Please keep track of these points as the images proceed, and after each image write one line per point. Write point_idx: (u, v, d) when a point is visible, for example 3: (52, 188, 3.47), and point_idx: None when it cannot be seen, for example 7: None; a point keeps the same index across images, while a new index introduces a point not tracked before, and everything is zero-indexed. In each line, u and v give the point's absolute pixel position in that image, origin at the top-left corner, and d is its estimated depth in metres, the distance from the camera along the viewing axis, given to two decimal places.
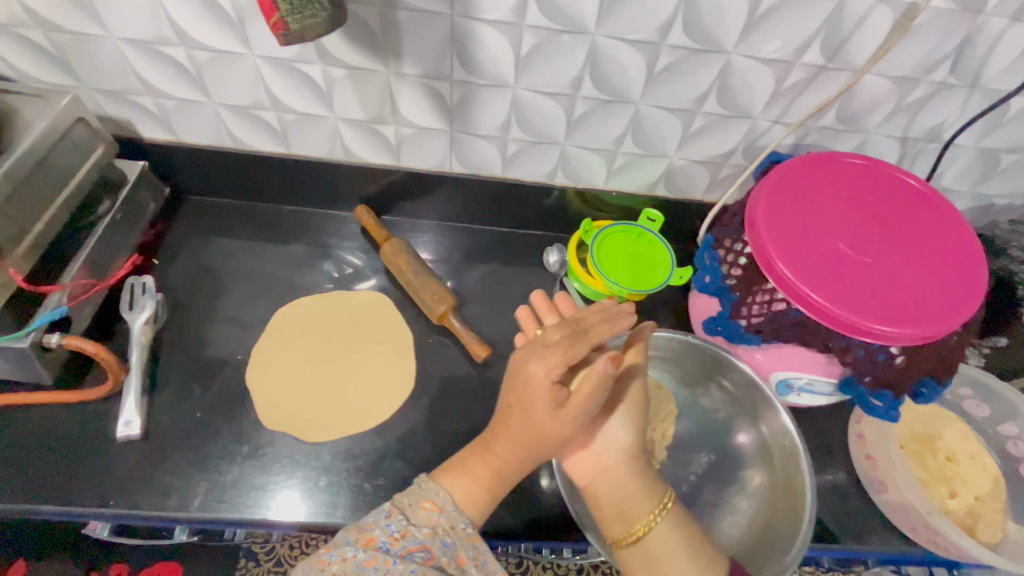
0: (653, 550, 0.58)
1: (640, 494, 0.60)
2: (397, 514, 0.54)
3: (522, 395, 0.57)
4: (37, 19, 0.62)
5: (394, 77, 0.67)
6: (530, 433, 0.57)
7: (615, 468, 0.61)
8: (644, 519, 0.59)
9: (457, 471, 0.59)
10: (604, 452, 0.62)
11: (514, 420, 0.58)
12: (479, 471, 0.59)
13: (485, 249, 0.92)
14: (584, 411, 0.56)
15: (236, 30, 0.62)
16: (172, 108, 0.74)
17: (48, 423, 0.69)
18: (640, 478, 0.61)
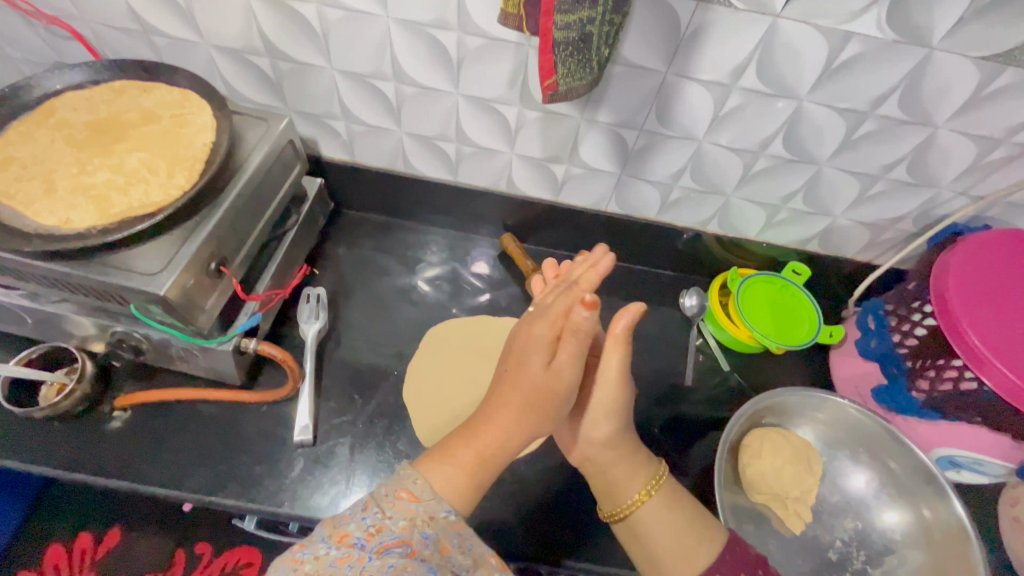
0: (640, 525, 0.57)
1: (631, 471, 0.60)
2: (373, 507, 0.45)
3: (522, 367, 0.54)
4: (270, 48, 0.67)
5: (585, 123, 0.70)
6: (528, 392, 0.53)
7: (611, 450, 0.60)
8: (635, 494, 0.58)
9: (439, 460, 0.51)
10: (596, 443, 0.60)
11: (508, 407, 0.54)
12: (465, 462, 0.51)
13: (620, 286, 0.94)
14: (576, 360, 0.52)
15: (450, 70, 0.66)
16: (359, 133, 0.78)
17: (227, 419, 0.73)
18: (632, 459, 0.60)
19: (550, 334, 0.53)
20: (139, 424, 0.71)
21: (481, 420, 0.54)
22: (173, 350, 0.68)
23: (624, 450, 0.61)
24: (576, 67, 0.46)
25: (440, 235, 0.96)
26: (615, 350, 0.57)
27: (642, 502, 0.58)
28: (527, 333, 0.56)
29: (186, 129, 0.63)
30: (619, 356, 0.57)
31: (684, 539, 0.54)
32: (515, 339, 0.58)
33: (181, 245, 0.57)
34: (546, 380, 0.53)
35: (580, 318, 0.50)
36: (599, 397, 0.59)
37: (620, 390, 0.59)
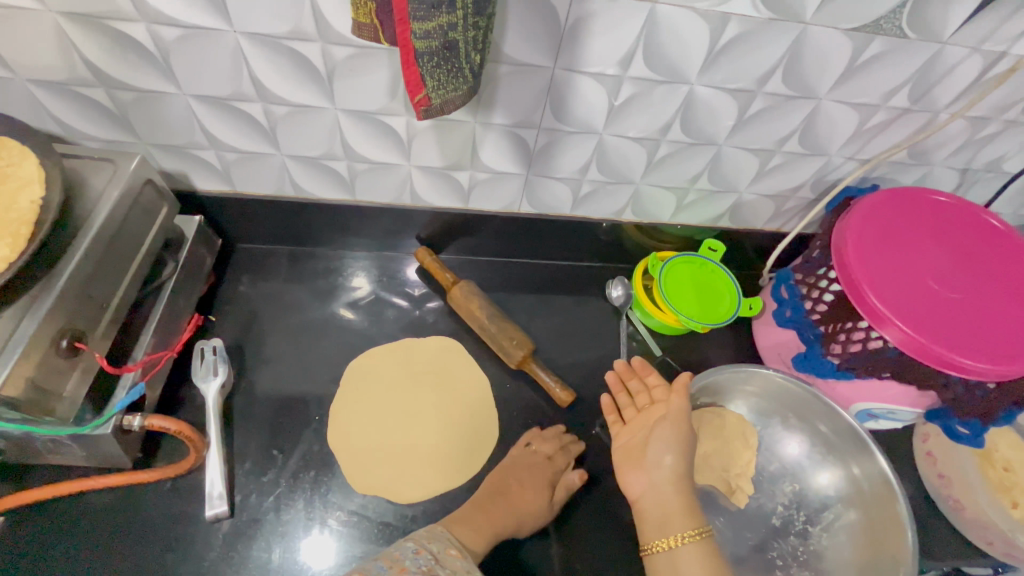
0: (676, 565, 0.58)
1: (681, 513, 0.61)
2: (424, 553, 0.55)
3: (520, 467, 0.70)
4: (101, 77, 0.58)
5: (480, 127, 0.65)
6: (531, 483, 0.68)
7: (665, 487, 0.62)
8: (678, 533, 0.59)
9: (462, 520, 0.64)
10: (659, 477, 0.62)
11: (522, 481, 0.69)
12: (481, 523, 0.64)
13: (547, 284, 0.91)
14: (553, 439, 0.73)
15: (322, 85, 0.59)
16: (234, 161, 0.70)
17: (126, 505, 0.64)
18: (686, 509, 0.61)
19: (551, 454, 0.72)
20: (13, 533, 0.61)
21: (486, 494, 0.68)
22: (38, 444, 0.58)
23: (679, 494, 0.62)
24: (447, 79, 0.42)
25: (349, 256, 0.88)
26: (678, 398, 0.66)
27: (680, 543, 0.59)
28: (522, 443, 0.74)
29: (4, 182, 0.52)
30: (676, 406, 0.65)
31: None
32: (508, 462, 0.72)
33: (19, 327, 0.48)
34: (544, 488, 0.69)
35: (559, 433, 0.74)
36: (662, 451, 0.63)
37: (677, 456, 0.63)
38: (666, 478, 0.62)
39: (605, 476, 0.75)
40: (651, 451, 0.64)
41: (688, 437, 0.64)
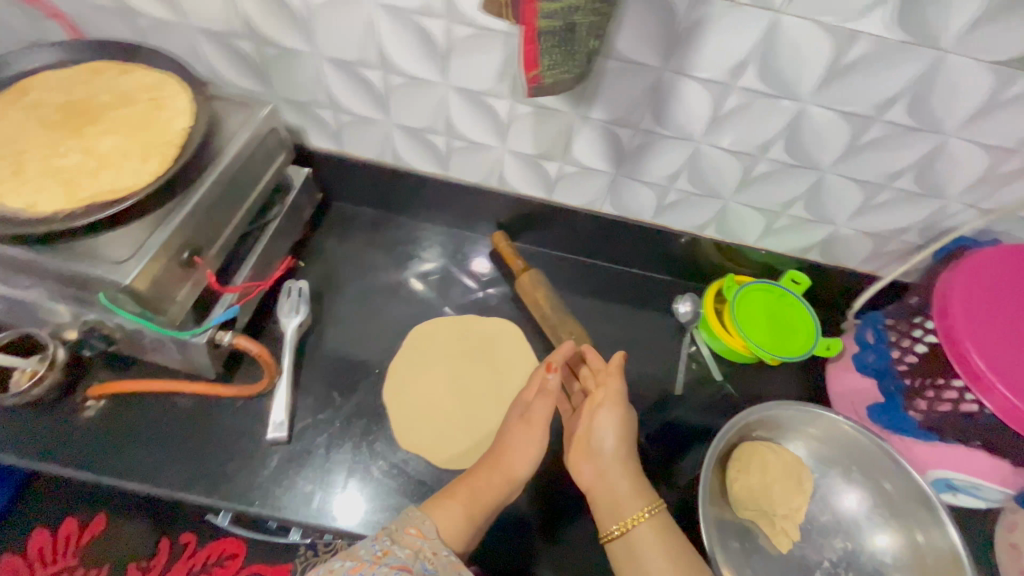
0: (634, 545, 0.59)
1: (633, 491, 0.63)
2: (382, 536, 0.52)
3: (514, 438, 0.66)
4: (254, 33, 0.65)
5: (579, 119, 0.67)
6: (517, 454, 0.65)
7: (612, 466, 0.65)
8: (632, 514, 0.61)
9: (442, 502, 0.60)
10: (602, 459, 0.66)
11: (514, 450, 0.65)
12: (461, 504, 0.60)
13: (614, 289, 0.91)
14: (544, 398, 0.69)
15: (439, 62, 0.63)
16: (348, 123, 0.76)
17: (203, 412, 0.71)
18: (636, 487, 0.64)
19: (540, 421, 0.66)
20: (112, 416, 0.70)
21: (474, 470, 0.64)
22: (146, 341, 0.66)
23: (624, 472, 0.65)
24: (563, 59, 0.44)
25: (430, 230, 0.93)
26: (612, 380, 0.69)
27: (636, 522, 0.60)
28: (516, 403, 0.71)
29: (162, 113, 0.61)
30: (610, 387, 0.68)
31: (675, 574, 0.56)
32: (503, 429, 0.69)
33: (156, 233, 0.56)
34: (531, 458, 0.65)
35: (553, 381, 0.69)
36: (604, 432, 0.66)
37: (615, 437, 0.66)
38: (609, 456, 0.66)
39: None
40: (598, 434, 0.67)
41: (625, 418, 0.67)
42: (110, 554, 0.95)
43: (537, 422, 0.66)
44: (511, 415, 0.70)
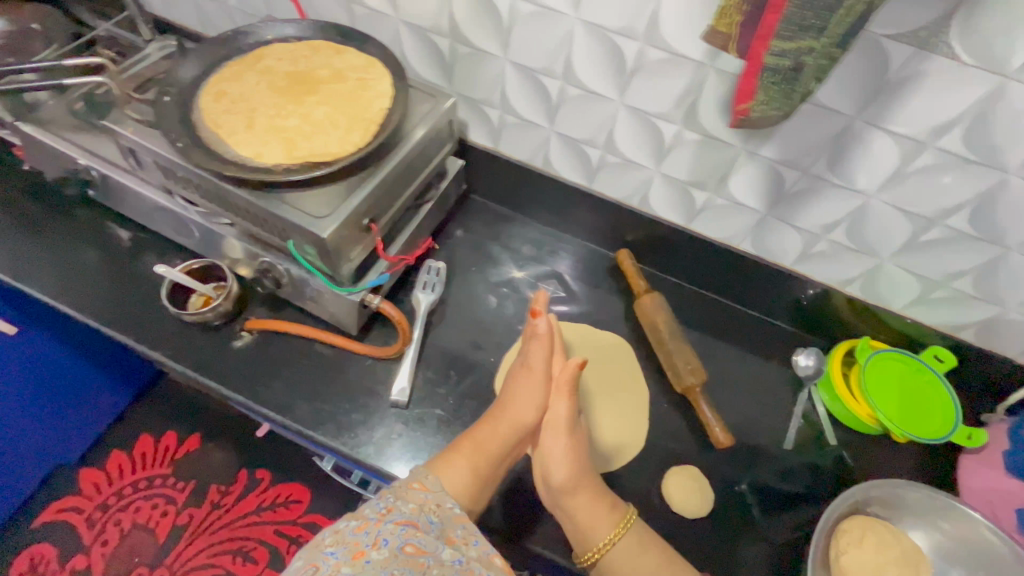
0: (618, 568, 0.62)
1: (600, 514, 0.64)
2: (386, 496, 0.52)
3: (517, 391, 0.70)
4: (454, 31, 0.71)
5: (745, 155, 0.67)
6: (516, 407, 0.68)
7: (579, 493, 0.65)
8: (606, 535, 0.63)
9: (448, 454, 0.63)
10: (558, 425, 0.69)
11: (517, 399, 0.69)
12: (467, 459, 0.62)
13: (731, 328, 0.89)
14: (546, 349, 0.71)
15: (621, 81, 0.66)
16: (510, 124, 0.81)
17: (336, 364, 0.78)
18: (603, 504, 0.65)
19: (539, 368, 0.71)
20: (261, 349, 0.79)
21: (476, 425, 0.67)
22: (307, 290, 0.73)
23: (589, 491, 0.66)
24: (779, 97, 0.45)
25: (556, 237, 0.96)
26: (559, 400, 0.70)
27: (616, 541, 0.63)
28: (514, 364, 0.74)
29: (368, 92, 0.68)
30: (562, 408, 0.69)
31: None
32: (506, 380, 0.73)
33: (349, 197, 0.62)
34: (534, 407, 0.69)
35: (542, 325, 0.72)
36: (557, 403, 0.69)
37: (568, 402, 0.69)
38: (566, 421, 0.69)
39: (739, 536, 0.70)
40: (556, 463, 0.66)
41: (569, 429, 0.69)
42: (195, 473, 1.41)
43: (535, 367, 0.71)
44: (511, 370, 0.73)
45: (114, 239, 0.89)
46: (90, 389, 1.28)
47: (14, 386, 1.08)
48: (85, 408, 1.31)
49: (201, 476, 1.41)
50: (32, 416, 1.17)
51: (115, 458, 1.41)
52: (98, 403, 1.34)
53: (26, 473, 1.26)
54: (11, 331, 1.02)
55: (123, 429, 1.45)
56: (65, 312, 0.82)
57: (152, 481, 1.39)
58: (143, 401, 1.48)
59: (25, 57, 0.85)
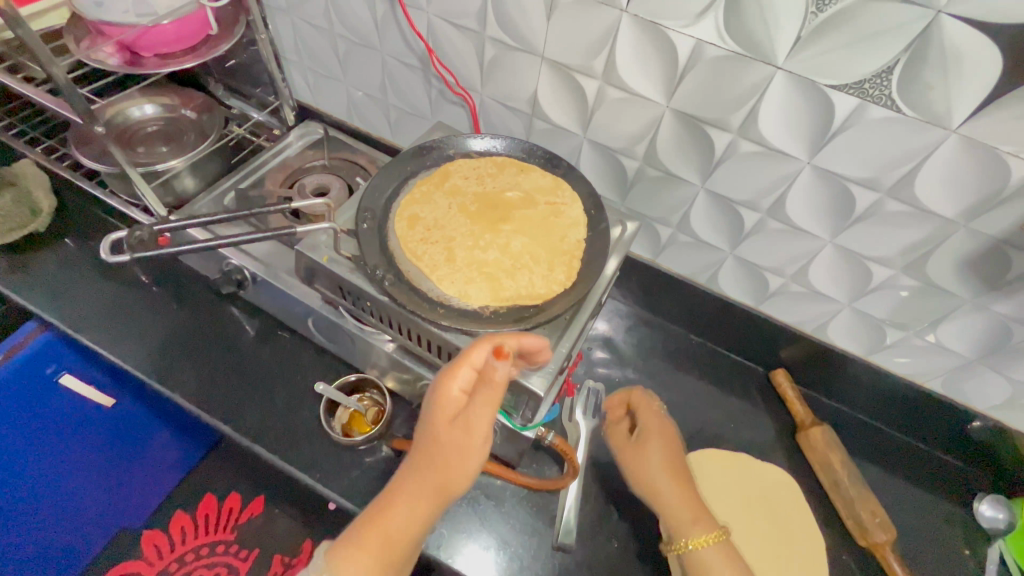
0: (700, 568, 0.58)
1: (697, 518, 0.61)
2: None
3: (442, 451, 0.46)
4: (649, 156, 0.67)
5: (971, 306, 0.62)
6: (442, 478, 0.46)
7: (669, 492, 0.63)
8: (699, 537, 0.59)
9: (350, 551, 0.45)
10: (654, 447, 0.66)
11: (444, 463, 0.46)
12: (368, 552, 0.45)
13: (902, 463, 0.81)
14: (654, 421, 0.70)
15: (839, 224, 0.62)
16: (681, 242, 0.76)
17: (491, 493, 0.73)
18: (688, 502, 0.62)
19: (479, 426, 0.45)
20: None
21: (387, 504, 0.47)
22: None
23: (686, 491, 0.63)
24: None
25: (699, 346, 0.90)
26: (655, 420, 0.70)
27: (701, 546, 0.59)
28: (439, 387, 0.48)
29: (560, 220, 0.64)
30: (653, 425, 0.69)
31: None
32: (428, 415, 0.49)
33: (555, 343, 0.59)
34: (471, 475, 0.46)
35: (502, 373, 0.46)
36: (647, 416, 0.70)
37: (659, 420, 0.70)
38: (655, 424, 0.69)
39: None
40: (639, 480, 0.66)
41: (647, 444, 0.67)
42: (260, 540, 1.26)
43: (477, 431, 0.45)
44: (437, 413, 0.46)
45: (248, 330, 0.86)
46: (167, 459, 1.20)
47: (100, 463, 1.03)
48: (158, 477, 1.21)
49: (266, 544, 1.26)
50: (107, 489, 1.09)
51: (178, 518, 1.28)
52: (171, 469, 1.24)
53: (94, 546, 1.16)
54: (107, 403, 0.97)
55: (189, 489, 1.32)
56: (202, 416, 0.78)
57: (216, 547, 1.25)
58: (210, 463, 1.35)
59: (177, 145, 0.83)
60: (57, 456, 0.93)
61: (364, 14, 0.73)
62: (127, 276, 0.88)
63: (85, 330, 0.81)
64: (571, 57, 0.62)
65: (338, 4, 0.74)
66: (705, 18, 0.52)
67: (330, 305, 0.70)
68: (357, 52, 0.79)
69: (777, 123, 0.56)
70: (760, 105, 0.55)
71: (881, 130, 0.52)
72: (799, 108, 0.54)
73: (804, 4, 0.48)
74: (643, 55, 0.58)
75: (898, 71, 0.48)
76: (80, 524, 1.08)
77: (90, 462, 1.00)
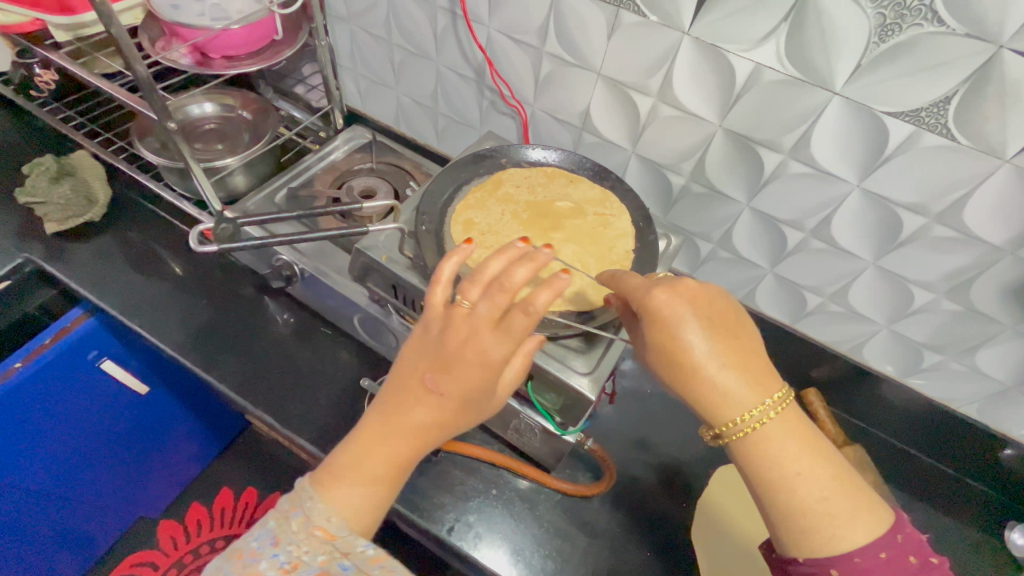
0: (764, 457, 0.43)
1: (747, 370, 0.45)
2: (284, 541, 0.43)
3: (463, 407, 0.45)
4: (696, 172, 0.69)
5: (1012, 332, 0.63)
6: (456, 419, 0.46)
7: (711, 366, 0.45)
8: (756, 410, 0.43)
9: (361, 487, 0.45)
10: (682, 332, 0.45)
11: (462, 410, 0.45)
12: (381, 484, 0.46)
13: (930, 487, 0.81)
14: (675, 298, 0.46)
15: (882, 246, 0.63)
16: (721, 258, 0.78)
17: (527, 494, 0.74)
18: (738, 372, 0.45)
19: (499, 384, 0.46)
20: (444, 468, 0.75)
21: (388, 433, 0.45)
22: (514, 421, 0.70)
23: (732, 351, 0.45)
24: None
25: None
26: (681, 302, 0.46)
27: (758, 425, 0.43)
28: (462, 349, 0.43)
29: (608, 230, 0.65)
30: (681, 308, 0.46)
31: (833, 486, 0.42)
32: (430, 363, 0.45)
33: (603, 350, 0.60)
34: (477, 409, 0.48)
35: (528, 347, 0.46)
36: (672, 299, 0.46)
37: (679, 296, 0.46)
38: (691, 321, 0.45)
39: None
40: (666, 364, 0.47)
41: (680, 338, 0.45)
42: None
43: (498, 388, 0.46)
44: (471, 378, 0.43)
45: (287, 327, 0.88)
46: (187, 450, 1.20)
47: (126, 450, 1.04)
48: (174, 468, 1.21)
49: None
50: (129, 478, 1.10)
51: (194, 510, 1.29)
52: (188, 462, 1.24)
53: (110, 533, 1.16)
54: (140, 391, 0.98)
55: (206, 480, 1.33)
56: (242, 407, 0.79)
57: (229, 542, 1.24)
58: (227, 457, 1.37)
59: (232, 143, 0.86)
60: (90, 435, 0.94)
61: (424, 25, 0.76)
62: (172, 268, 0.91)
63: (133, 316, 0.84)
64: (627, 75, 0.64)
65: (399, 14, 0.77)
66: (766, 44, 0.54)
67: (379, 304, 0.72)
68: (412, 62, 0.82)
69: (828, 145, 0.58)
70: (814, 127, 0.57)
71: (932, 156, 0.53)
72: (852, 132, 0.56)
73: (866, 34, 0.50)
74: (700, 77, 0.60)
75: (957, 100, 0.49)
76: (104, 510, 1.09)
77: (112, 451, 1.01)
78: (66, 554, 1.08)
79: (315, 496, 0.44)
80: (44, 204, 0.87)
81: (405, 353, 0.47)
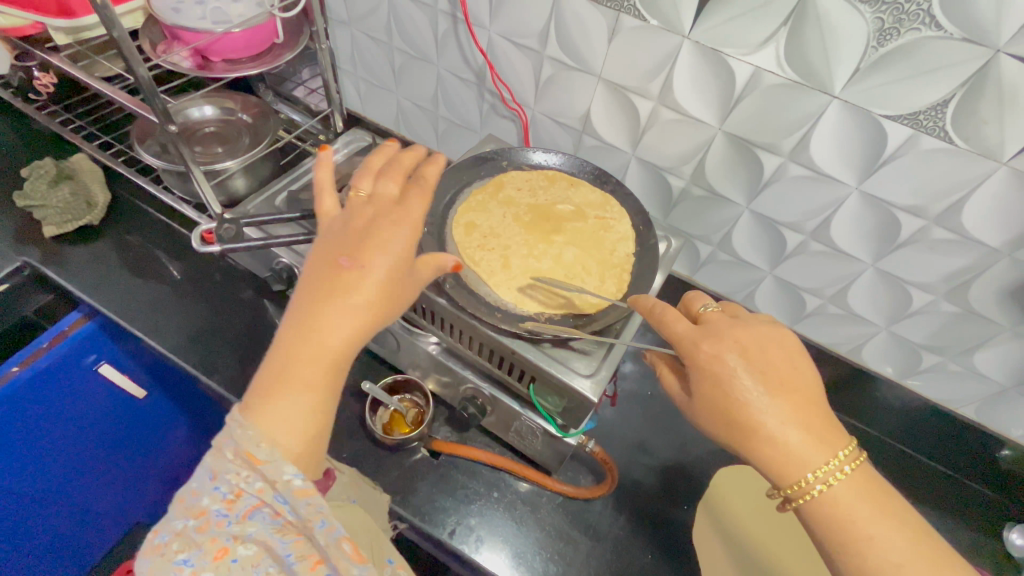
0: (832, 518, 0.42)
1: (807, 423, 0.44)
2: (222, 475, 0.40)
3: (387, 288, 0.43)
4: (696, 175, 0.69)
5: (1012, 334, 0.63)
6: (382, 310, 0.43)
7: (768, 420, 0.44)
8: (825, 467, 0.42)
9: (285, 393, 0.41)
10: (735, 384, 0.45)
11: (386, 296, 0.43)
12: (310, 393, 0.41)
13: (930, 489, 0.81)
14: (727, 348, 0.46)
15: (881, 248, 0.64)
16: (721, 260, 0.78)
17: (530, 497, 0.74)
18: (800, 427, 0.44)
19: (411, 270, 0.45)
20: (446, 471, 0.75)
21: (310, 332, 0.41)
22: (516, 424, 0.70)
23: (792, 403, 0.44)
24: None
25: None
26: (729, 352, 0.46)
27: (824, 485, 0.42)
28: (377, 233, 0.44)
29: (610, 234, 0.66)
30: (733, 358, 0.45)
31: (911, 550, 0.40)
32: (346, 253, 0.43)
33: (604, 352, 0.60)
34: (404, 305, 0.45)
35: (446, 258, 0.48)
36: (725, 351, 0.46)
37: (731, 348, 0.46)
38: (745, 375, 0.45)
39: None
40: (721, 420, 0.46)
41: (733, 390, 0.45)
42: None
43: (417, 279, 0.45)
44: (383, 254, 0.43)
45: None
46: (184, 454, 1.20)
47: (124, 455, 1.03)
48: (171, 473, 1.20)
49: None
50: (126, 484, 1.09)
51: None
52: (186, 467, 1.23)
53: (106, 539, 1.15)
54: (137, 395, 0.98)
55: None
56: None
57: None
58: None
59: (232, 146, 0.86)
60: (86, 441, 0.94)
61: (425, 28, 0.76)
62: (172, 271, 0.91)
63: (133, 320, 0.83)
64: (627, 78, 0.65)
65: (400, 18, 0.77)
66: (765, 48, 0.55)
67: None
68: (412, 65, 0.82)
69: (827, 147, 0.58)
70: (814, 130, 0.58)
71: (933, 160, 0.54)
72: (851, 136, 0.56)
73: (865, 39, 0.50)
74: (700, 80, 0.60)
75: (954, 105, 0.50)
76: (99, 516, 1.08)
77: (110, 455, 1.00)
78: (61, 560, 1.07)
79: (244, 423, 0.40)
80: (43, 207, 0.87)
81: (317, 258, 0.45)
